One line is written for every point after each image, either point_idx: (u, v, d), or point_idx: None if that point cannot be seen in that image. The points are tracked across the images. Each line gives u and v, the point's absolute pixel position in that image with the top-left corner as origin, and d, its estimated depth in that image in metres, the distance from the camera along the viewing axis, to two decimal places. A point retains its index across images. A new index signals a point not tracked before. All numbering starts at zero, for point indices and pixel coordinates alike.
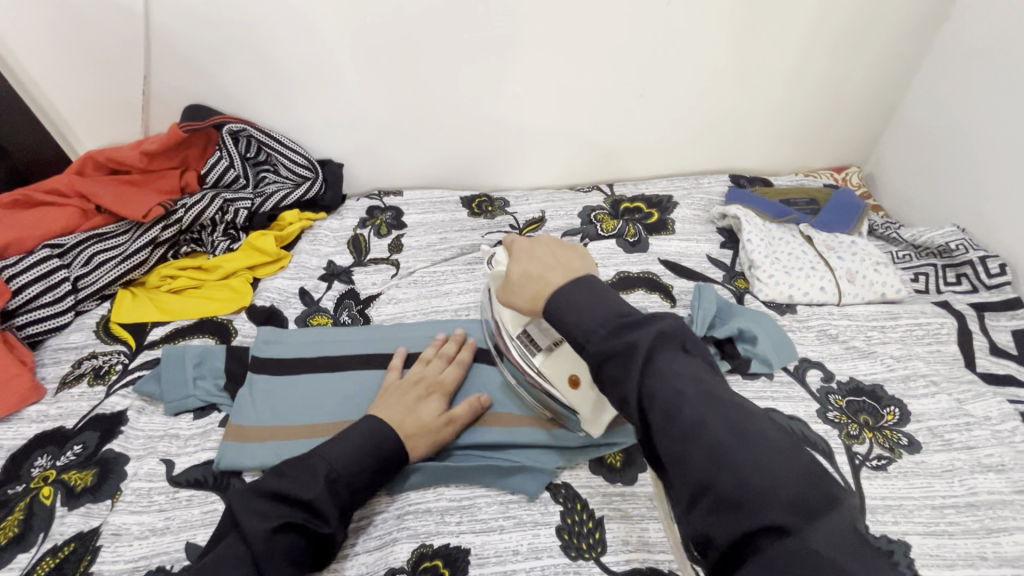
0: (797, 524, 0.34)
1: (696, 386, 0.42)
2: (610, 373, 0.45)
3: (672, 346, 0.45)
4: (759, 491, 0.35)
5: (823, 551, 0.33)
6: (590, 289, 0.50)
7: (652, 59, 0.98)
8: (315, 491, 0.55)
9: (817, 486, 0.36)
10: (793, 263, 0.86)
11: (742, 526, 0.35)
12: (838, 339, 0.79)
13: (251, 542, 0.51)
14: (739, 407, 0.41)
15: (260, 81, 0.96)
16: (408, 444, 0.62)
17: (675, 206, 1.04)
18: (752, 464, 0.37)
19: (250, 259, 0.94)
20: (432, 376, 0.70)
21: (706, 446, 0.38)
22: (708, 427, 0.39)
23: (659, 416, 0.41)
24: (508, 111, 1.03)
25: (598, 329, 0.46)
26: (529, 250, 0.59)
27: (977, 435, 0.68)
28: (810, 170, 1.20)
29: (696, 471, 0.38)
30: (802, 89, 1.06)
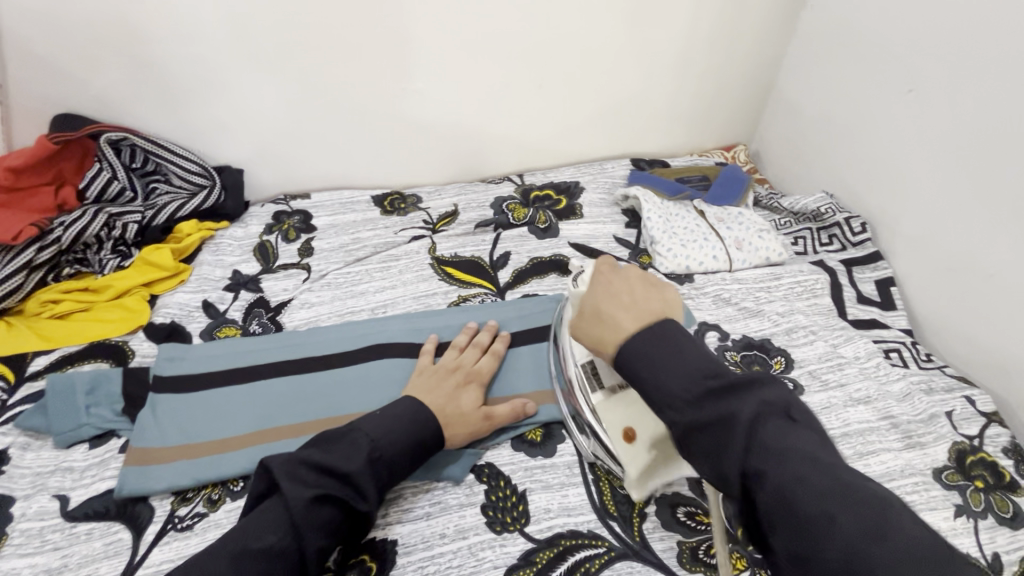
0: None
1: (815, 470, 0.42)
2: (701, 446, 0.45)
3: (777, 415, 0.45)
4: None
5: None
6: (675, 345, 0.49)
7: (546, 50, 1.02)
8: (358, 466, 0.54)
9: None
10: (688, 236, 0.93)
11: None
12: (732, 301, 0.86)
13: (295, 507, 0.50)
14: (866, 495, 0.40)
15: (139, 84, 0.90)
16: (447, 432, 0.63)
17: (582, 191, 1.09)
18: (882, 561, 0.37)
19: (145, 275, 0.88)
20: (470, 366, 0.71)
21: (833, 542, 0.39)
22: (835, 520, 0.39)
23: (771, 499, 0.42)
24: (411, 107, 1.03)
25: (688, 396, 0.46)
26: (607, 286, 0.57)
27: (848, 372, 0.77)
28: (703, 150, 1.29)
29: (818, 562, 0.39)
30: (687, 73, 1.14)
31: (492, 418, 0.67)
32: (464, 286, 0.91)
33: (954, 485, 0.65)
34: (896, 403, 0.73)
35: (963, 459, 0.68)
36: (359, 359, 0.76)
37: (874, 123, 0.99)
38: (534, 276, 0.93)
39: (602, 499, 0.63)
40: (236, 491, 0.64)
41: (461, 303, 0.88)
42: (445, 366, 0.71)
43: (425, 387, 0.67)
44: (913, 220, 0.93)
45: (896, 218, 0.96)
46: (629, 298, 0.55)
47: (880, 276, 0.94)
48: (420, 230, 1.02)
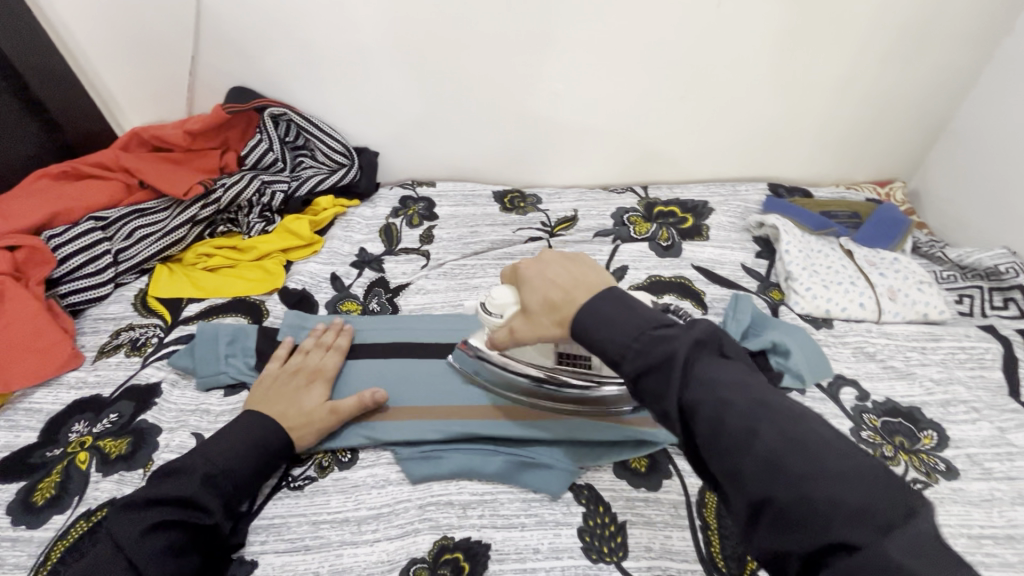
0: (867, 537, 0.32)
1: (737, 393, 0.39)
2: (647, 387, 0.42)
3: (709, 352, 0.43)
4: (822, 503, 0.33)
5: (904, 561, 0.31)
6: (620, 304, 0.45)
7: (697, 59, 0.96)
8: (192, 488, 0.56)
9: (890, 490, 0.34)
10: (832, 276, 0.84)
11: (808, 540, 0.33)
12: (875, 357, 0.77)
13: (126, 545, 0.51)
14: (790, 412, 0.39)
15: (302, 64, 0.97)
16: (293, 435, 0.65)
17: (710, 212, 1.03)
18: (820, 474, 0.35)
19: (284, 242, 0.95)
20: (312, 365, 0.72)
21: (762, 457, 0.36)
22: (759, 436, 0.37)
23: (705, 427, 0.39)
24: (547, 108, 1.02)
25: (631, 347, 0.43)
26: (539, 276, 0.52)
27: (1019, 466, 0.66)
28: (852, 182, 1.17)
29: (752, 484, 0.36)
30: (852, 98, 1.03)
31: (337, 411, 0.66)
32: None
33: None
34: None
35: None
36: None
37: None
38: (652, 295, 0.88)
39: (709, 550, 0.59)
40: (344, 462, 0.68)
41: None
42: (286, 369, 0.71)
43: (271, 397, 0.68)
44: None
45: None
46: (568, 279, 0.50)
47: None
48: (538, 232, 1.01)
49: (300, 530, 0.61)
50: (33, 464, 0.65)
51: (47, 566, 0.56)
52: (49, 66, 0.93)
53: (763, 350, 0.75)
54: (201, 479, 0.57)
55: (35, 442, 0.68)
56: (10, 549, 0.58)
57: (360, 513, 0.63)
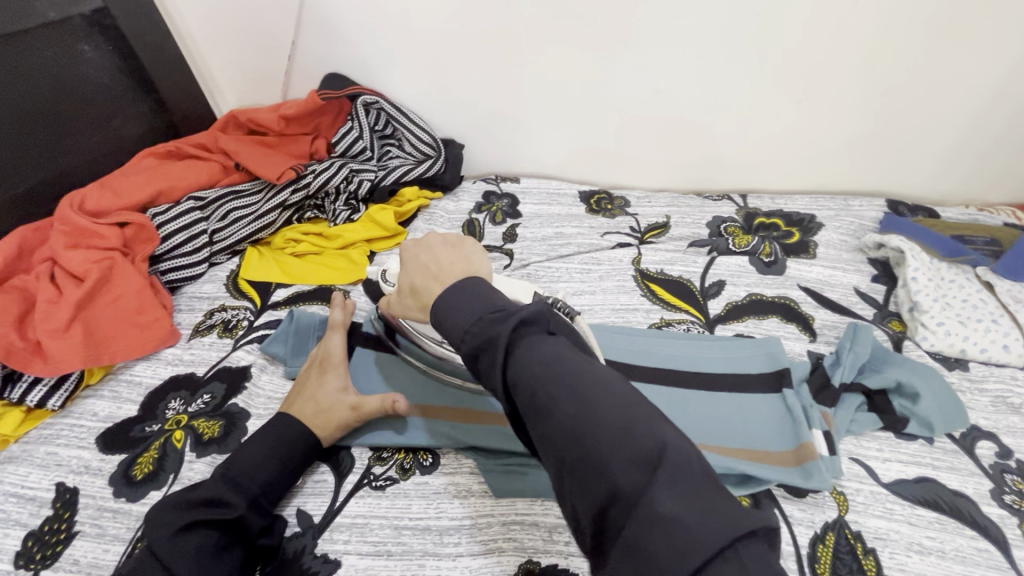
0: (639, 488, 0.31)
1: (548, 365, 0.37)
2: (482, 369, 0.40)
3: (537, 331, 0.40)
4: (602, 461, 0.33)
5: (670, 513, 0.30)
6: (468, 288, 0.44)
7: (820, 61, 0.87)
8: (214, 488, 0.56)
9: (659, 435, 0.33)
10: (968, 312, 0.75)
11: (594, 501, 0.33)
12: (1021, 409, 0.68)
13: (155, 545, 0.51)
14: (592, 376, 0.37)
15: (398, 52, 0.95)
16: (318, 431, 0.63)
17: (819, 227, 0.94)
18: (602, 435, 0.34)
19: (369, 232, 0.95)
20: (321, 356, 0.71)
21: (559, 425, 0.35)
22: (558, 402, 0.36)
23: (522, 402, 0.37)
24: (646, 105, 0.96)
25: (467, 333, 0.41)
26: (408, 267, 0.53)
27: None
28: (983, 204, 1.04)
29: (553, 451, 0.35)
30: (1001, 108, 0.91)
31: (358, 408, 0.64)
32: (668, 308, 0.84)
33: None
34: None
35: None
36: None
37: None
38: (752, 316, 0.81)
39: None
40: (426, 466, 0.66)
41: (663, 327, 0.81)
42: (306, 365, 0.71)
43: (295, 395, 0.67)
44: None
45: None
46: (437, 265, 0.50)
47: None
48: (626, 237, 0.96)
49: (383, 533, 0.60)
50: (133, 438, 0.67)
51: (141, 543, 0.57)
52: (162, 48, 0.96)
53: (884, 389, 0.68)
54: (219, 478, 0.57)
55: (135, 416, 0.70)
56: (112, 520, 0.60)
57: (443, 524, 0.61)
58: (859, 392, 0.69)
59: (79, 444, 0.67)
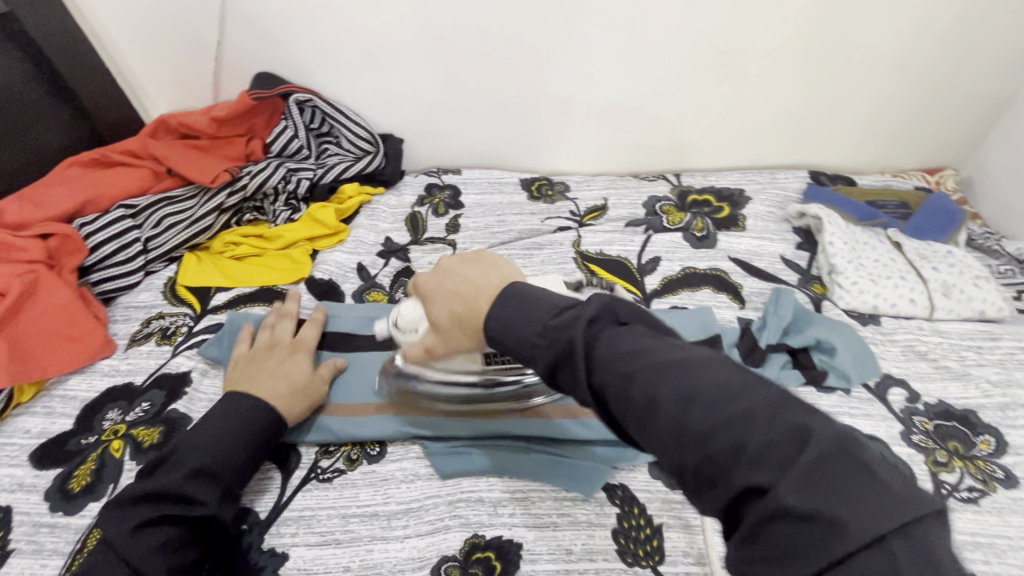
0: (771, 480, 0.31)
1: (640, 361, 0.37)
2: (562, 379, 0.40)
3: (608, 324, 0.40)
4: (724, 457, 0.32)
5: (802, 506, 0.30)
6: (523, 297, 0.44)
7: (737, 42, 0.91)
8: (180, 483, 0.53)
9: (795, 425, 0.32)
10: (880, 270, 0.80)
11: (722, 497, 0.32)
12: (927, 357, 0.73)
13: (120, 547, 0.49)
14: (687, 362, 0.36)
15: (328, 49, 0.95)
16: (289, 405, 0.63)
17: (747, 201, 0.99)
18: (713, 429, 0.33)
19: (311, 230, 0.94)
20: (289, 338, 0.71)
21: (664, 422, 0.34)
22: (658, 400, 0.35)
23: (614, 403, 0.37)
24: (577, 92, 0.98)
25: (538, 343, 0.41)
26: (440, 290, 0.50)
27: None
28: (898, 170, 1.10)
29: (663, 450, 0.35)
30: (904, 79, 0.97)
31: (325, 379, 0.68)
32: (607, 286, 0.86)
33: None
34: None
35: None
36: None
37: None
38: (686, 289, 0.85)
39: None
40: (373, 455, 0.67)
41: None
42: (269, 343, 0.70)
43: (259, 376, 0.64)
44: None
45: None
46: (470, 284, 0.48)
47: None
48: (567, 221, 0.99)
49: (330, 523, 0.60)
50: (70, 452, 0.66)
51: (94, 537, 0.58)
52: (79, 53, 0.93)
53: (806, 347, 0.73)
54: (187, 472, 0.54)
55: (70, 429, 0.69)
56: (49, 535, 0.59)
57: (390, 508, 0.62)
58: (784, 351, 0.73)
59: (11, 462, 0.65)
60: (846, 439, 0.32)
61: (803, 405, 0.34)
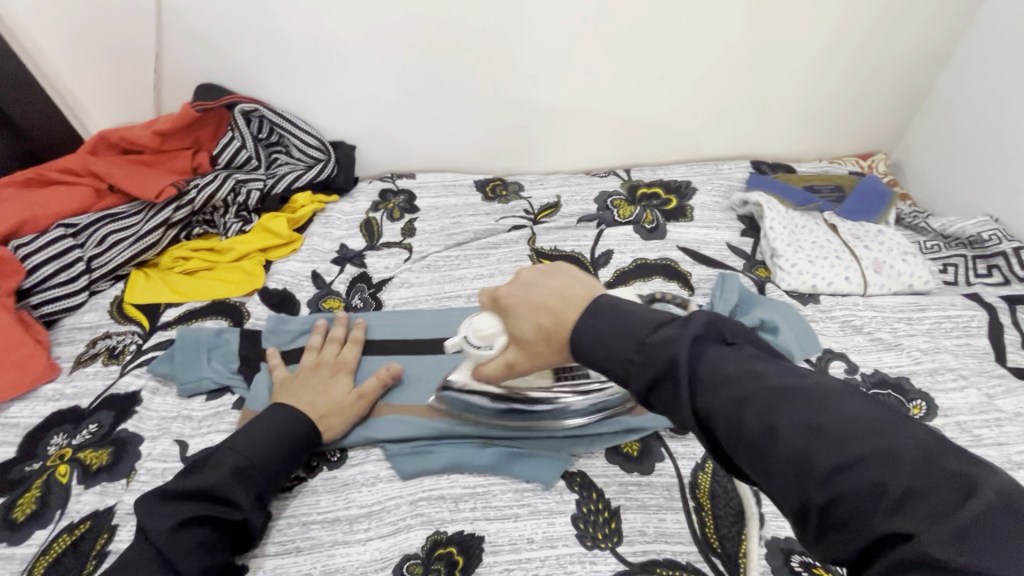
0: (921, 529, 0.28)
1: (755, 388, 0.36)
2: (660, 399, 0.40)
3: (713, 344, 0.39)
4: (858, 498, 0.30)
5: (969, 563, 0.26)
6: (613, 314, 0.44)
7: (675, 40, 0.95)
8: (219, 479, 0.55)
9: (952, 473, 0.29)
10: (817, 251, 0.84)
11: (858, 543, 0.30)
12: (863, 330, 0.77)
13: (158, 542, 0.51)
14: (814, 392, 0.34)
15: (272, 58, 0.94)
16: (322, 424, 0.64)
17: (694, 192, 1.02)
18: (846, 468, 0.31)
19: (262, 241, 0.93)
20: (332, 359, 0.71)
21: (786, 457, 0.33)
22: (779, 431, 0.33)
23: (723, 431, 0.36)
24: (525, 93, 1.00)
25: (633, 359, 0.41)
26: (524, 302, 0.49)
27: (1008, 431, 0.66)
28: (834, 157, 1.16)
29: (788, 487, 0.33)
30: (832, 70, 1.02)
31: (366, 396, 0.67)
32: None
33: None
34: None
35: None
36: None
37: None
38: (637, 279, 0.87)
39: (704, 531, 0.58)
40: (332, 461, 0.66)
41: None
42: (313, 363, 0.70)
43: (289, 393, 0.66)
44: None
45: None
46: (556, 296, 0.47)
47: None
48: (521, 220, 1.00)
49: (290, 532, 0.60)
50: (14, 480, 0.64)
51: (103, 539, 0.58)
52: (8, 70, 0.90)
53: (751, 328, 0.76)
54: (231, 472, 0.56)
55: (14, 457, 0.67)
56: None
57: (351, 512, 0.62)
58: None
59: None
60: (1022, 496, 0.28)
61: (958, 450, 0.31)
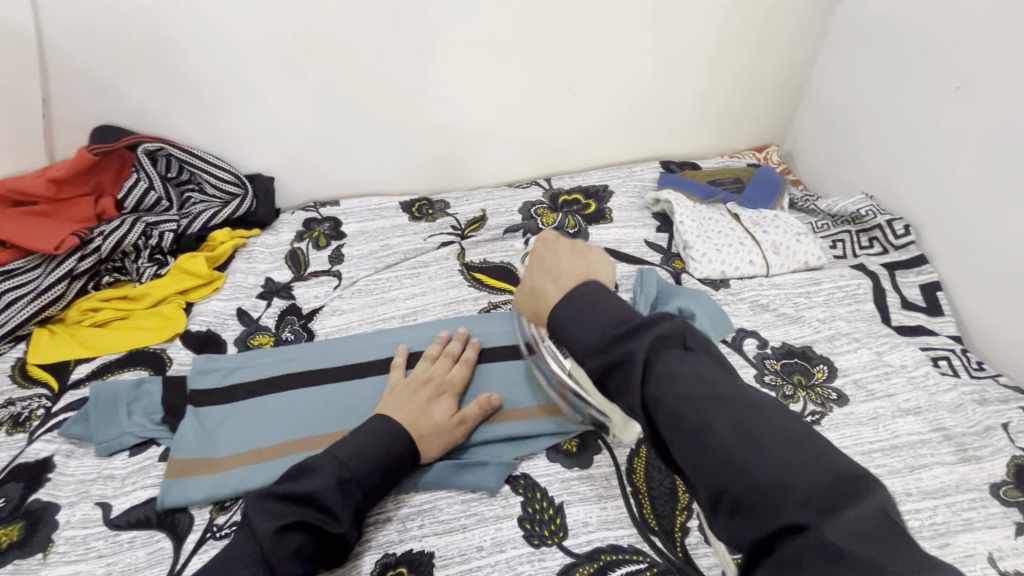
0: (812, 519, 0.34)
1: (698, 388, 0.42)
2: (615, 382, 0.46)
3: (674, 347, 0.45)
4: (768, 492, 0.36)
5: (846, 547, 0.33)
6: (593, 291, 0.51)
7: (576, 54, 1.01)
8: (321, 485, 0.54)
9: (844, 480, 0.36)
10: (723, 240, 0.91)
11: (761, 527, 0.36)
12: (770, 307, 0.84)
13: (262, 541, 0.51)
14: (748, 403, 0.41)
15: (176, 94, 0.92)
16: (422, 444, 0.63)
17: (611, 194, 1.08)
18: (762, 466, 0.37)
19: (180, 283, 0.90)
20: (441, 376, 0.69)
21: (715, 451, 0.39)
22: (714, 428, 0.40)
23: (664, 419, 0.42)
24: (440, 113, 1.03)
25: (590, 337, 0.48)
26: (540, 263, 0.61)
27: (895, 382, 0.74)
28: (734, 151, 1.25)
29: (711, 476, 0.39)
30: (720, 72, 1.11)
31: (467, 421, 0.66)
32: (494, 292, 0.90)
33: (1014, 501, 0.63)
34: (949, 414, 0.71)
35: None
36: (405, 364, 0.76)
37: (908, 126, 0.97)
38: None
39: (641, 513, 0.62)
40: None
41: (492, 309, 0.87)
42: (421, 379, 0.69)
43: (396, 402, 0.66)
44: (957, 221, 0.89)
45: (942, 221, 0.91)
46: (559, 266, 0.58)
47: (925, 280, 0.90)
48: (449, 236, 1.02)
49: None
50: None
51: None
52: None
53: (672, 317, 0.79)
54: (336, 482, 0.55)
55: None
56: None
57: None
58: None
59: None
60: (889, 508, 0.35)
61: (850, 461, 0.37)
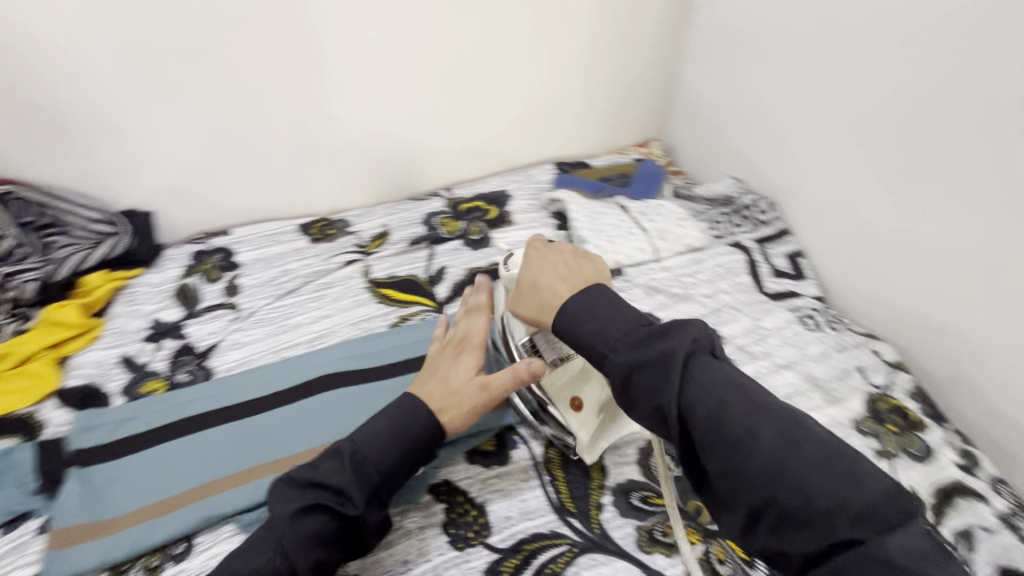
0: (867, 535, 0.38)
1: (735, 397, 0.45)
2: (641, 384, 0.47)
3: (706, 356, 0.48)
4: (820, 506, 0.39)
5: (898, 558, 0.36)
6: (608, 301, 0.54)
7: (457, 67, 1.04)
8: (346, 478, 0.52)
9: (884, 489, 0.39)
10: (614, 231, 0.97)
11: (813, 539, 0.39)
12: (662, 289, 0.91)
13: (281, 527, 0.50)
14: (786, 415, 0.44)
15: (24, 132, 0.84)
16: (444, 416, 0.58)
17: (510, 199, 1.11)
18: (809, 477, 0.40)
19: (49, 337, 0.81)
20: (461, 335, 0.65)
21: (762, 460, 0.42)
22: (760, 438, 0.43)
23: (704, 424, 0.44)
24: (328, 132, 1.01)
25: (615, 344, 0.50)
26: (540, 260, 0.61)
27: (771, 343, 0.83)
28: (621, 148, 1.33)
29: (759, 486, 0.42)
30: (597, 76, 1.19)
31: (488, 387, 0.59)
32: (402, 306, 0.90)
33: (871, 431, 0.72)
34: (815, 364, 0.80)
35: (877, 406, 0.75)
36: (312, 390, 0.74)
37: (760, 114, 1.09)
38: None
39: (559, 498, 0.64)
40: (177, 555, 0.60)
41: (401, 323, 0.87)
42: (442, 344, 0.65)
43: (421, 375, 0.62)
44: (809, 194, 1.01)
45: (796, 197, 1.04)
46: (564, 267, 0.60)
47: (789, 250, 1.02)
48: (352, 254, 1.00)
49: None
50: None
51: None
52: None
53: None
54: (348, 465, 0.53)
55: None
56: None
57: None
58: None
59: None
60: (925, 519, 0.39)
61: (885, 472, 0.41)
